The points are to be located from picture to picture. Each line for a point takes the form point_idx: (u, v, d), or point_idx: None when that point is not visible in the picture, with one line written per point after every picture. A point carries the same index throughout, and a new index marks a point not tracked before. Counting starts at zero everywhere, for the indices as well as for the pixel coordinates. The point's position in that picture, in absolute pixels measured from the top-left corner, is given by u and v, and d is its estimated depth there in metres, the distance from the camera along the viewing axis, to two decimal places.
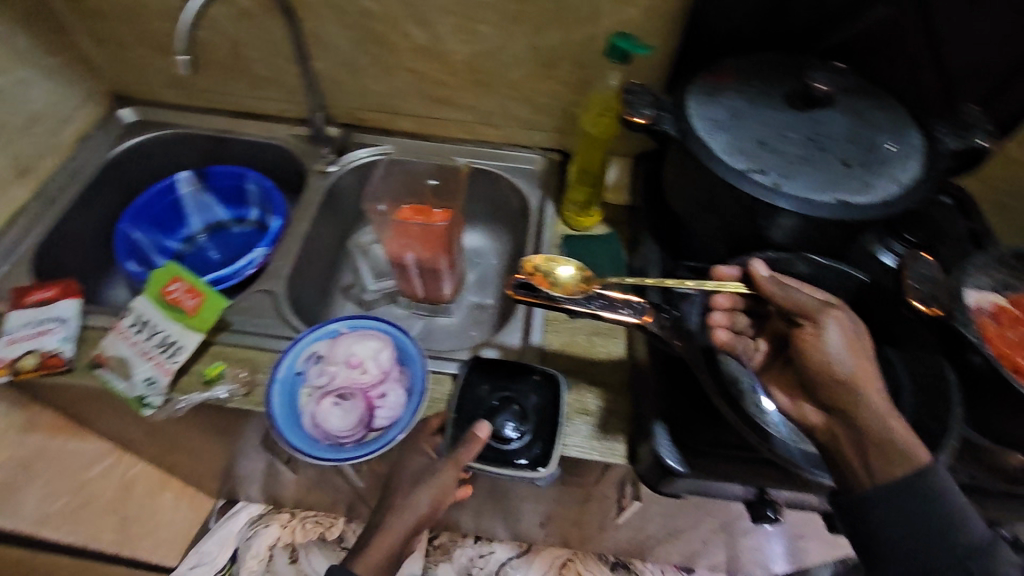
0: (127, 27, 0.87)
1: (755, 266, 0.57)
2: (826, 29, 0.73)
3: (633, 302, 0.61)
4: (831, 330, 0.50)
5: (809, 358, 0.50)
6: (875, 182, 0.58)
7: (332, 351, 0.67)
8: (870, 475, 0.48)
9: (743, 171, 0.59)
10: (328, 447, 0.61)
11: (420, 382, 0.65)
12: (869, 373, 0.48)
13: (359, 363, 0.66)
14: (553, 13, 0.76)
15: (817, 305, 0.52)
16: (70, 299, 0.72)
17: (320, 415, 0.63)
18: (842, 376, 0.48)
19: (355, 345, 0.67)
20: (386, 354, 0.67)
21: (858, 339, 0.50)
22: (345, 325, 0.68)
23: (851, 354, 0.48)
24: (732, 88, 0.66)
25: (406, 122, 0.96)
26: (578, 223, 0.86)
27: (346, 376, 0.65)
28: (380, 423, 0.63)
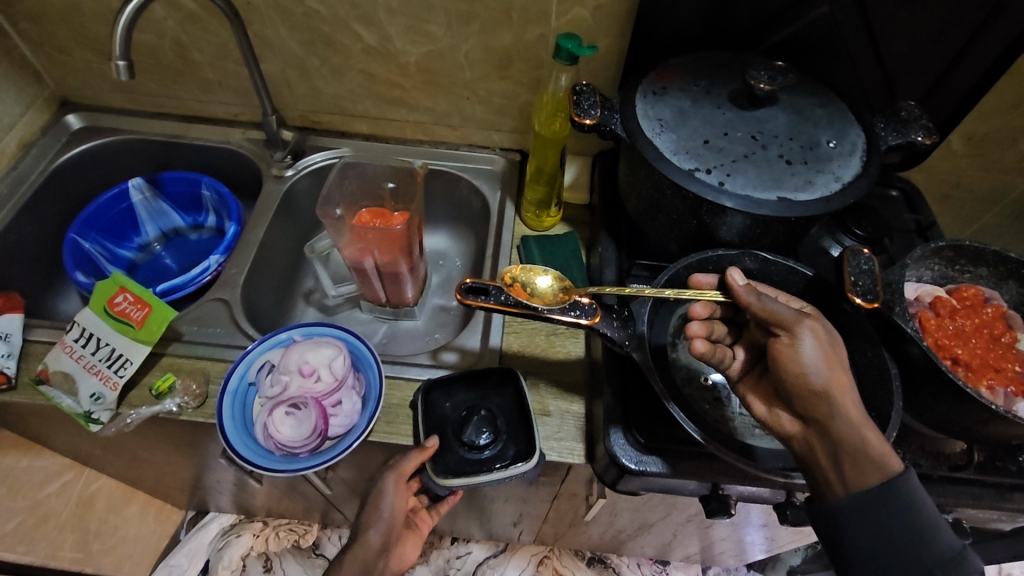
0: (67, 30, 0.84)
1: (731, 273, 0.57)
2: (771, 28, 0.74)
3: (583, 303, 0.60)
4: (806, 343, 0.50)
5: (784, 369, 0.50)
6: (817, 179, 0.59)
7: (286, 360, 0.65)
8: (844, 484, 0.48)
9: (690, 171, 0.60)
10: (283, 458, 0.60)
11: (376, 390, 0.65)
12: (843, 384, 0.49)
13: (312, 371, 0.64)
14: (502, 13, 0.76)
15: (793, 316, 0.52)
16: (12, 313, 0.70)
17: (273, 426, 0.61)
18: (816, 386, 0.49)
19: (309, 353, 0.65)
20: (340, 361, 0.65)
21: (832, 347, 0.51)
22: (300, 332, 0.68)
23: (827, 366, 0.49)
24: (680, 87, 0.67)
25: (363, 124, 0.95)
26: (537, 224, 0.87)
27: (300, 386, 0.63)
28: (335, 431, 0.62)
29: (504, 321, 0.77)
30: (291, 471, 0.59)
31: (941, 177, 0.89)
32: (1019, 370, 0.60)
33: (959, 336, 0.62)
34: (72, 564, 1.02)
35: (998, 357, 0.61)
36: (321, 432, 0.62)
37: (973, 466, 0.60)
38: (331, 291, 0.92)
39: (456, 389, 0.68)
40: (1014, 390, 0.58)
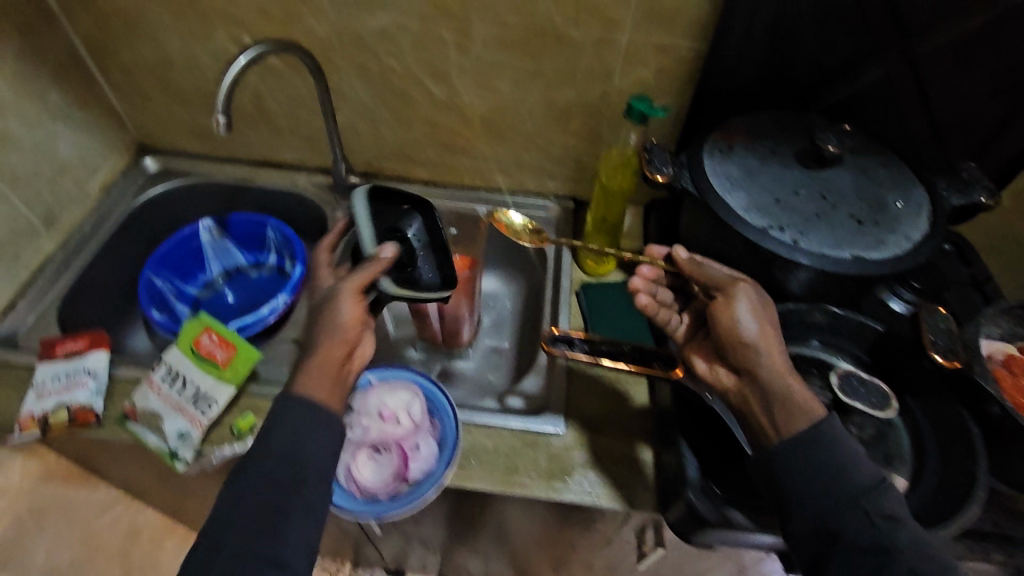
0: (154, 82, 0.90)
1: (676, 249, 0.67)
2: (827, 89, 0.76)
3: (664, 355, 0.70)
4: (739, 301, 0.59)
5: (721, 324, 0.59)
6: (888, 239, 0.61)
7: (363, 403, 0.67)
8: (776, 428, 0.55)
9: (764, 228, 0.62)
10: (368, 502, 0.61)
11: (453, 432, 0.66)
12: (769, 336, 0.58)
13: (391, 415, 0.66)
14: (568, 71, 0.80)
15: (729, 281, 0.61)
16: (102, 351, 0.73)
17: (355, 469, 0.63)
18: (747, 338, 0.57)
19: (386, 397, 0.67)
20: (417, 405, 0.67)
21: (762, 307, 0.60)
22: (373, 374, 0.70)
23: (754, 320, 0.58)
24: (746, 147, 0.70)
25: (423, 171, 0.99)
26: (594, 270, 0.89)
27: (379, 428, 0.66)
28: (415, 474, 0.64)
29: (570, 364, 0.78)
30: (373, 513, 0.61)
31: (990, 231, 0.91)
32: None
33: None
34: None
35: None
36: (403, 475, 0.63)
37: None
38: (392, 330, 0.99)
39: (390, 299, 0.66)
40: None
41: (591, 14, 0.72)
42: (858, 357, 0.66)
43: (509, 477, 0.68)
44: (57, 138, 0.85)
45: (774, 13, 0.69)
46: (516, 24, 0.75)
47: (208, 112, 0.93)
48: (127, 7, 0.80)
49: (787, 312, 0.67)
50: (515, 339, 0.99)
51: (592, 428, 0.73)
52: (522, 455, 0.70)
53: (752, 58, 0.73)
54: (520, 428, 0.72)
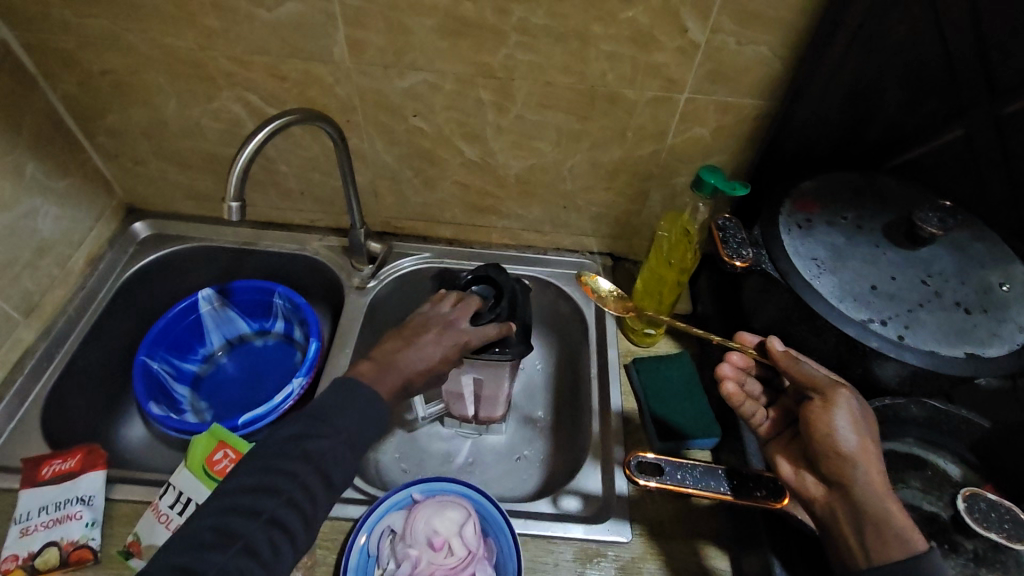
0: (147, 144, 0.80)
1: (771, 339, 0.60)
2: (899, 148, 0.71)
3: (767, 481, 0.59)
4: (840, 407, 0.51)
5: (813, 427, 0.52)
6: (1001, 330, 0.55)
7: (409, 528, 0.59)
8: (868, 556, 0.47)
9: (863, 321, 0.55)
10: None
11: (513, 562, 0.57)
12: (871, 452, 0.50)
13: (443, 544, 0.58)
14: (616, 130, 0.73)
15: (828, 381, 0.54)
16: (97, 471, 0.62)
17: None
18: (843, 452, 0.50)
19: (435, 519, 0.59)
20: (470, 528, 0.59)
21: (865, 418, 0.52)
22: (419, 489, 0.61)
23: (855, 432, 0.50)
24: (825, 221, 0.63)
25: (446, 229, 0.91)
26: (643, 339, 0.82)
27: (428, 559, 0.57)
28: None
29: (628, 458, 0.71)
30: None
31: None
32: None
33: None
34: None
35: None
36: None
37: None
38: (420, 411, 0.87)
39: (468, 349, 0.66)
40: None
41: (649, 75, 0.66)
42: (963, 456, 0.60)
43: None
44: (37, 213, 0.75)
45: (854, 75, 0.63)
46: (564, 84, 0.68)
47: (212, 173, 0.84)
48: (122, 67, 0.71)
49: (882, 408, 0.59)
50: (552, 409, 0.91)
51: (660, 534, 0.65)
52: (587, 573, 0.62)
53: (824, 120, 0.68)
54: (581, 537, 0.64)
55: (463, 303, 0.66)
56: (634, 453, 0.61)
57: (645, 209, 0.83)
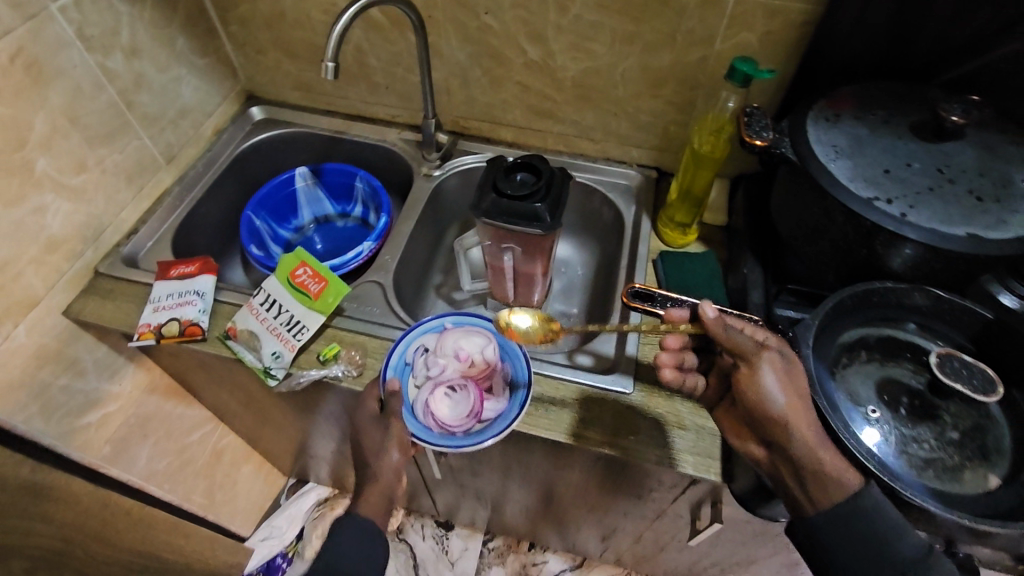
0: (267, 34, 0.96)
1: (703, 306, 0.56)
2: (952, 61, 0.70)
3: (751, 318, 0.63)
4: (764, 372, 0.53)
5: (745, 396, 0.53)
6: (1012, 218, 0.56)
7: (440, 345, 0.71)
8: (812, 503, 0.52)
9: (868, 199, 0.58)
10: (442, 435, 0.65)
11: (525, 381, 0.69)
12: (799, 408, 0.52)
13: (467, 357, 0.70)
14: (667, 33, 0.79)
15: (752, 347, 0.54)
16: (209, 275, 0.80)
17: (433, 404, 0.66)
18: (775, 413, 0.52)
19: (463, 339, 0.71)
20: (491, 349, 0.71)
21: (791, 374, 0.54)
22: (450, 320, 0.74)
23: (783, 392, 0.52)
24: (854, 116, 0.66)
25: (507, 132, 1.00)
26: (673, 240, 0.87)
27: (456, 366, 0.69)
28: (489, 414, 0.67)
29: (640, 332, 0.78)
30: (449, 448, 0.64)
31: None
32: None
33: None
34: (200, 507, 1.12)
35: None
36: (478, 415, 0.66)
37: None
38: (466, 285, 0.98)
39: (500, 219, 0.78)
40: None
41: None
42: (961, 346, 0.62)
43: (575, 429, 0.70)
44: (180, 82, 0.92)
45: None
46: None
47: (315, 65, 0.98)
48: None
49: (883, 292, 0.62)
50: (585, 306, 0.99)
51: (661, 393, 0.73)
52: (588, 410, 0.72)
53: (873, 26, 0.69)
54: (588, 383, 0.74)
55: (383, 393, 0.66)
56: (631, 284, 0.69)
57: (691, 120, 0.88)
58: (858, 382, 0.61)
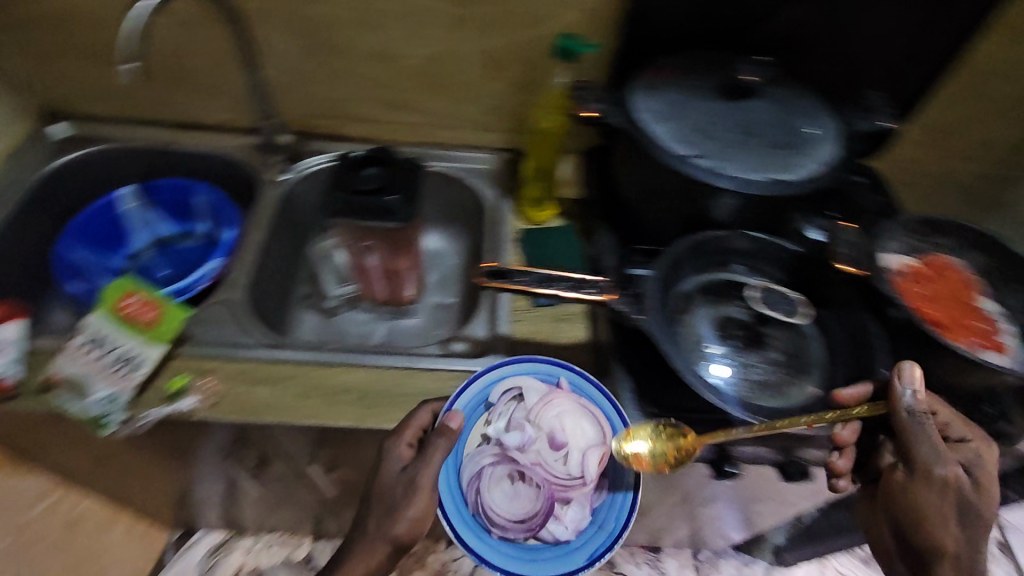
0: (56, 38, 0.83)
1: (904, 376, 0.56)
2: (750, 28, 0.77)
3: (597, 280, 0.60)
4: (927, 488, 0.55)
5: (906, 501, 0.57)
6: (799, 162, 0.65)
7: (539, 412, 0.62)
8: None
9: (686, 156, 0.64)
10: (473, 519, 0.59)
11: (620, 523, 0.60)
12: (957, 536, 0.55)
13: (561, 446, 0.60)
14: (498, 16, 0.79)
15: (935, 458, 0.55)
16: (17, 320, 0.69)
17: (488, 482, 0.60)
18: (940, 532, 0.55)
19: (565, 418, 0.62)
20: (594, 453, 0.60)
21: (971, 500, 0.55)
22: (569, 378, 0.66)
23: (954, 516, 0.55)
24: (669, 83, 0.71)
25: (356, 128, 0.95)
26: (533, 217, 0.89)
27: (539, 454, 0.60)
28: (545, 537, 0.59)
29: (510, 311, 0.79)
30: (471, 550, 0.58)
31: (903, 164, 0.97)
32: (981, 326, 0.63)
33: (934, 297, 0.64)
34: None
35: (964, 314, 0.64)
36: (531, 529, 0.59)
37: None
38: (333, 291, 0.96)
39: (354, 217, 0.75)
40: (992, 326, 0.64)
41: None
42: (781, 279, 0.70)
43: None
44: None
45: None
46: None
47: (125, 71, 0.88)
48: None
49: (710, 241, 0.69)
50: (462, 295, 0.99)
51: None
52: None
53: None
54: (465, 368, 0.73)
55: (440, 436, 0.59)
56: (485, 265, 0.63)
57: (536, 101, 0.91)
58: (702, 325, 0.67)
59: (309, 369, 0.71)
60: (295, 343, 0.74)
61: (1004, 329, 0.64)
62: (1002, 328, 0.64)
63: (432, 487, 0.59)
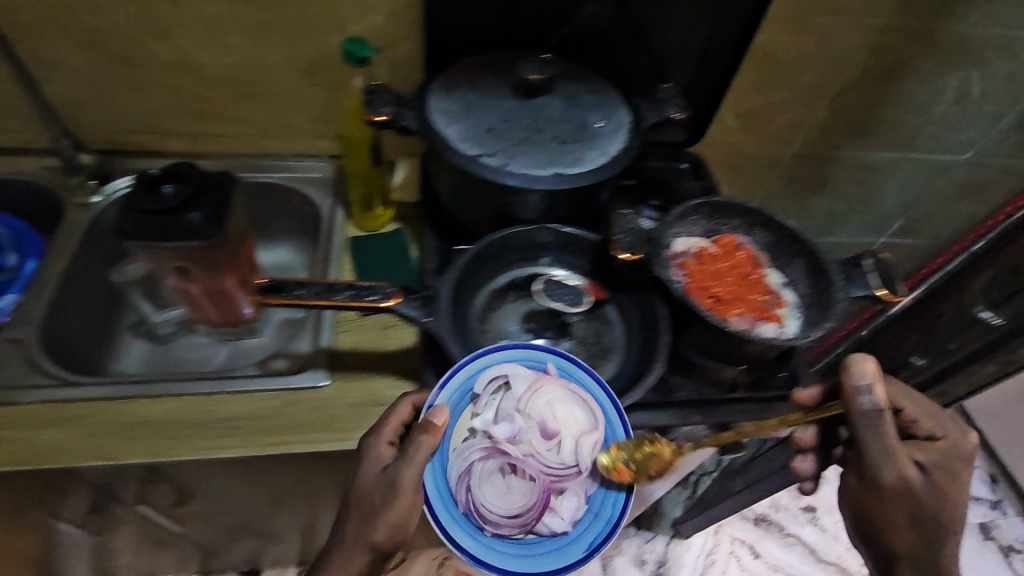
0: None
1: (855, 375, 0.58)
2: (552, 27, 0.78)
3: (379, 287, 0.60)
4: (874, 484, 0.61)
5: (860, 493, 0.63)
6: (587, 155, 0.66)
7: (531, 399, 0.59)
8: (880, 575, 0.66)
9: (476, 156, 0.64)
10: (467, 518, 0.56)
11: (616, 511, 0.58)
12: (903, 525, 0.62)
13: (551, 434, 0.58)
14: (297, 22, 0.75)
15: (880, 457, 0.60)
16: None
17: (479, 478, 0.56)
18: (885, 519, 0.62)
19: (554, 406, 0.59)
20: (586, 438, 0.58)
21: (913, 498, 0.61)
22: (555, 362, 0.62)
23: (895, 508, 0.61)
24: (466, 83, 0.71)
25: (175, 142, 0.89)
26: (366, 223, 0.87)
27: (531, 445, 0.57)
28: (541, 530, 0.57)
29: (334, 322, 0.77)
30: (465, 551, 0.55)
31: (728, 149, 1.03)
32: (764, 300, 0.69)
33: (718, 276, 0.69)
34: None
35: (744, 291, 0.69)
36: (525, 524, 0.56)
37: (746, 385, 0.71)
38: (155, 315, 0.91)
39: (151, 239, 0.72)
40: (774, 301, 0.69)
41: None
42: (586, 269, 0.72)
43: (267, 438, 0.67)
44: None
45: None
46: None
47: None
48: None
49: (514, 236, 0.70)
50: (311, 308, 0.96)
51: (357, 377, 0.73)
52: (284, 412, 0.69)
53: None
54: (282, 386, 0.71)
55: (420, 437, 0.54)
56: (261, 278, 0.61)
57: None
58: (509, 322, 0.69)
59: (106, 404, 0.68)
60: (90, 380, 0.70)
61: (785, 303, 0.69)
62: (783, 302, 0.69)
63: (415, 488, 0.54)
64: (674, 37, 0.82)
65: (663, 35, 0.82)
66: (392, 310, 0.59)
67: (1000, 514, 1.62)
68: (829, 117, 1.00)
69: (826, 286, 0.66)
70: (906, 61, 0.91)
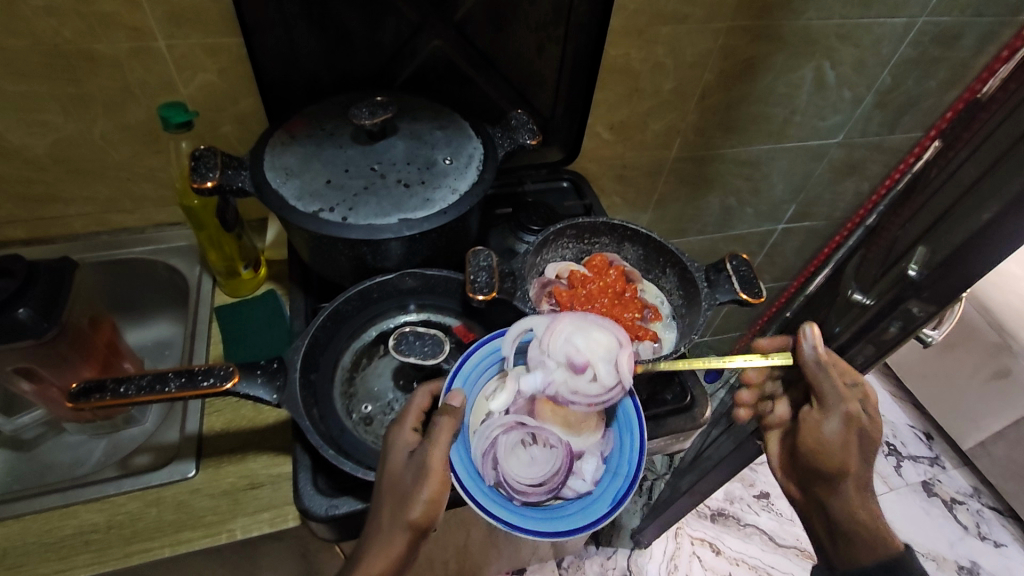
0: None
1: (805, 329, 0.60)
2: (396, 66, 0.77)
3: (216, 368, 0.55)
4: (829, 421, 0.60)
5: (808, 434, 0.61)
6: (434, 196, 0.63)
7: (558, 337, 0.56)
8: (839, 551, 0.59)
9: (314, 213, 0.60)
10: (497, 493, 0.52)
11: (634, 464, 0.56)
12: (854, 467, 0.59)
13: (586, 363, 0.56)
14: (118, 90, 0.70)
15: (834, 394, 0.59)
16: None
17: (505, 450, 0.53)
18: (834, 460, 0.59)
19: (579, 338, 0.57)
20: (624, 357, 0.56)
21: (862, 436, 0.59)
22: None
23: (842, 446, 0.59)
24: (305, 134, 0.67)
25: (15, 229, 0.81)
26: (237, 289, 0.83)
27: (564, 382, 0.55)
28: (567, 494, 0.54)
29: (202, 405, 0.71)
30: (501, 522, 0.51)
31: (612, 162, 1.04)
32: (636, 317, 0.69)
33: (590, 299, 0.69)
34: None
35: (617, 310, 0.69)
36: (553, 489, 0.53)
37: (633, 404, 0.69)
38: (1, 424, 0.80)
39: None
40: (649, 316, 0.70)
41: (106, 26, 0.64)
42: (455, 308, 0.72)
43: (127, 547, 0.61)
44: None
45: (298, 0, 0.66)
46: (20, 48, 0.63)
47: None
48: None
49: (374, 287, 0.67)
50: None
51: (231, 460, 0.68)
52: (149, 513, 0.63)
53: (307, 48, 0.71)
54: (145, 484, 0.65)
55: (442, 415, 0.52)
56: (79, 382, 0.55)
57: None
58: (378, 380, 0.67)
59: None
60: None
61: (659, 316, 0.71)
62: (658, 315, 0.71)
63: (445, 467, 0.50)
64: (527, 64, 0.82)
65: (515, 62, 0.81)
66: (234, 392, 0.55)
67: (941, 469, 1.65)
68: (702, 120, 1.01)
69: (694, 294, 0.67)
70: (760, 58, 0.93)
